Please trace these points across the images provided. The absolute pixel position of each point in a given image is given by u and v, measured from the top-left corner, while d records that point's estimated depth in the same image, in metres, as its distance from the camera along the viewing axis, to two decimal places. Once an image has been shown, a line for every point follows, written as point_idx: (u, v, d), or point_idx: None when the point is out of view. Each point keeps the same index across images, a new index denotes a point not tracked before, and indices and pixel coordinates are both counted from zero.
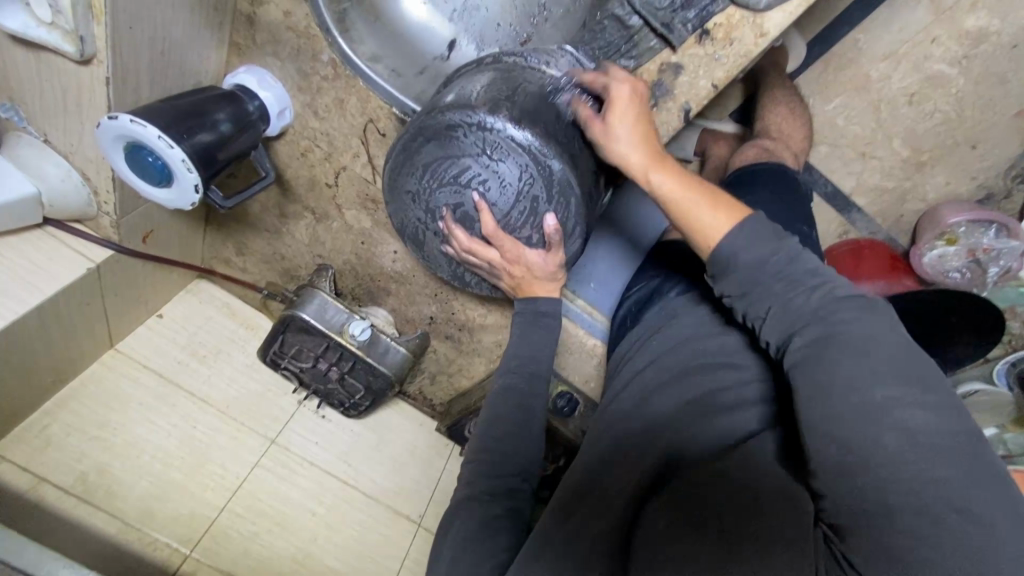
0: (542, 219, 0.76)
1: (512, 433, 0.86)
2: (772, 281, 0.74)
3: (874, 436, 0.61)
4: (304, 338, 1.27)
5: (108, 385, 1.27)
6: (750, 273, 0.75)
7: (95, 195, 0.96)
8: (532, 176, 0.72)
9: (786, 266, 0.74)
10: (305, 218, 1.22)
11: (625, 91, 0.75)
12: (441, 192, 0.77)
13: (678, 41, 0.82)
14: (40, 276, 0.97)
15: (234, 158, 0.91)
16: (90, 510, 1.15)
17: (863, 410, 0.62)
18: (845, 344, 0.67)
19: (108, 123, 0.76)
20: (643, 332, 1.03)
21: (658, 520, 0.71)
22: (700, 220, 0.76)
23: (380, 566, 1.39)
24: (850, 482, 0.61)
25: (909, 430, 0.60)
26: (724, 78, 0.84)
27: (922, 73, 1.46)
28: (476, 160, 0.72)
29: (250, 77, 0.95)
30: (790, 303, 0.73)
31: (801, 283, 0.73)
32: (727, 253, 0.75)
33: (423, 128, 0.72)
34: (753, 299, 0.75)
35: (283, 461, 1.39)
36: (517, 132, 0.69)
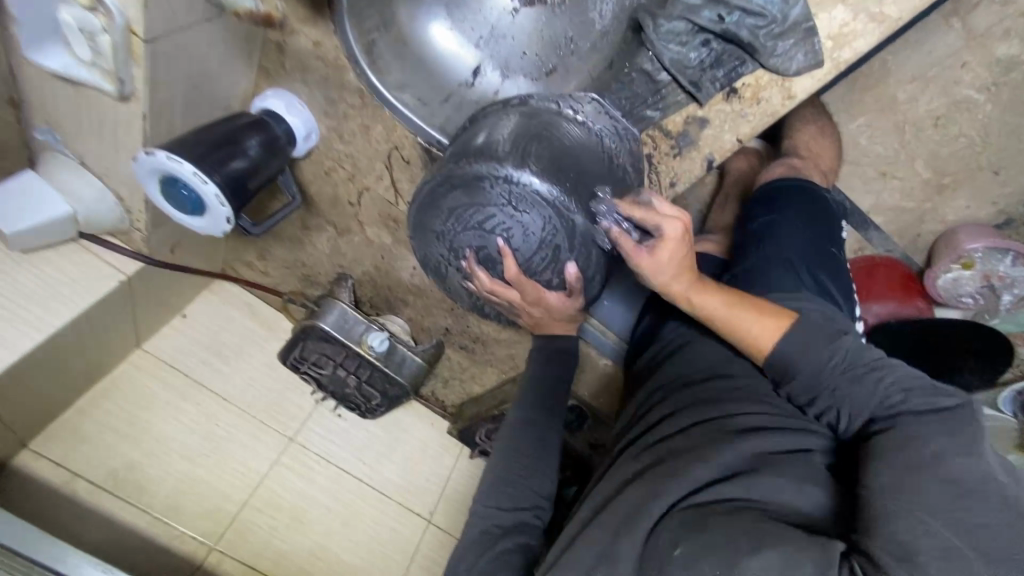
0: (563, 266, 0.77)
1: (532, 467, 0.90)
2: (846, 387, 0.82)
3: (919, 485, 0.65)
4: (323, 345, 1.31)
5: (135, 386, 1.32)
6: (810, 374, 0.85)
7: (128, 213, 0.99)
8: (555, 228, 0.73)
9: (847, 364, 0.84)
10: (327, 231, 1.25)
11: (678, 230, 0.73)
12: (465, 235, 0.79)
13: (705, 99, 0.84)
14: (75, 290, 1.01)
15: (264, 184, 0.93)
16: (121, 504, 1.21)
17: (913, 466, 0.67)
18: (911, 418, 0.74)
19: (145, 159, 0.79)
20: (670, 348, 1.07)
21: (671, 545, 0.72)
22: (751, 335, 0.89)
23: (392, 561, 1.46)
24: (893, 523, 0.64)
25: (953, 480, 0.65)
26: (749, 133, 0.86)
27: (949, 97, 1.44)
28: (500, 210, 0.74)
29: (278, 101, 0.96)
30: (859, 399, 0.81)
31: (871, 372, 0.81)
32: (781, 364, 0.87)
33: (450, 176, 0.74)
34: (806, 390, 0.85)
35: (300, 459, 1.45)
36: (544, 187, 0.71)
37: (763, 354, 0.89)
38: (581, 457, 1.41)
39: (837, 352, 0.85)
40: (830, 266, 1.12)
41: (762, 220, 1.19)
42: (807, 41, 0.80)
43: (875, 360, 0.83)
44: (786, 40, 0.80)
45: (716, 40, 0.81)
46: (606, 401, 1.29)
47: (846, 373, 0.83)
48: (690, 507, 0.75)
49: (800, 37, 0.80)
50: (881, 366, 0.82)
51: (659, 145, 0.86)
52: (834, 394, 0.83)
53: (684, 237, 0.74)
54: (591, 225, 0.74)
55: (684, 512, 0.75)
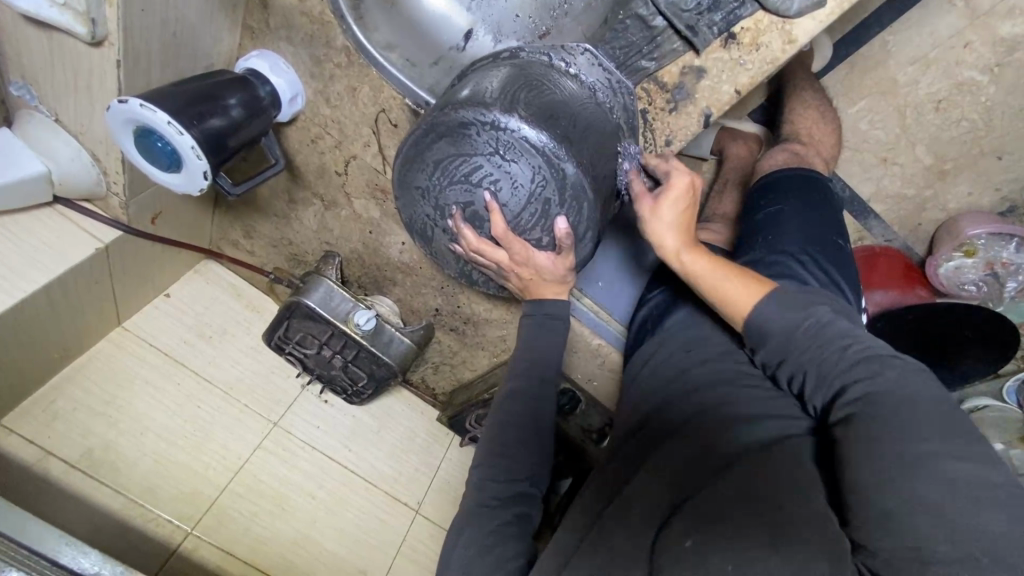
0: (553, 222, 0.74)
1: (526, 438, 0.87)
2: (811, 350, 0.77)
3: (912, 486, 0.60)
4: (308, 324, 1.27)
5: (113, 364, 1.28)
6: (782, 338, 0.79)
7: (104, 175, 0.95)
8: (545, 179, 0.70)
9: (819, 329, 0.78)
10: (314, 205, 1.21)
11: (683, 182, 0.84)
12: (451, 190, 0.75)
13: (701, 44, 0.82)
14: (49, 255, 0.97)
15: (246, 144, 0.90)
16: (96, 485, 1.17)
17: (901, 462, 0.62)
18: (875, 395, 0.69)
19: (118, 107, 0.75)
20: (669, 339, 1.01)
21: (683, 536, 0.70)
22: (728, 292, 0.84)
23: (377, 552, 1.41)
24: (889, 529, 0.59)
25: (950, 481, 0.59)
26: (748, 83, 0.84)
27: (951, 79, 1.42)
28: (488, 160, 0.71)
29: (262, 61, 0.94)
30: (826, 366, 0.76)
31: (836, 342, 0.76)
32: (759, 327, 0.81)
33: (435, 124, 0.71)
34: (790, 363, 0.79)
35: (284, 444, 1.40)
36: (533, 133, 0.68)
37: (742, 315, 0.82)
38: (575, 443, 1.35)
39: (812, 317, 0.79)
40: (832, 249, 1.08)
41: (766, 211, 1.14)
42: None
43: (850, 329, 0.77)
44: None
45: None
46: (601, 384, 1.29)
47: (817, 338, 0.78)
48: (698, 501, 0.73)
49: None
50: (851, 338, 0.76)
51: (654, 99, 0.86)
52: (803, 358, 0.78)
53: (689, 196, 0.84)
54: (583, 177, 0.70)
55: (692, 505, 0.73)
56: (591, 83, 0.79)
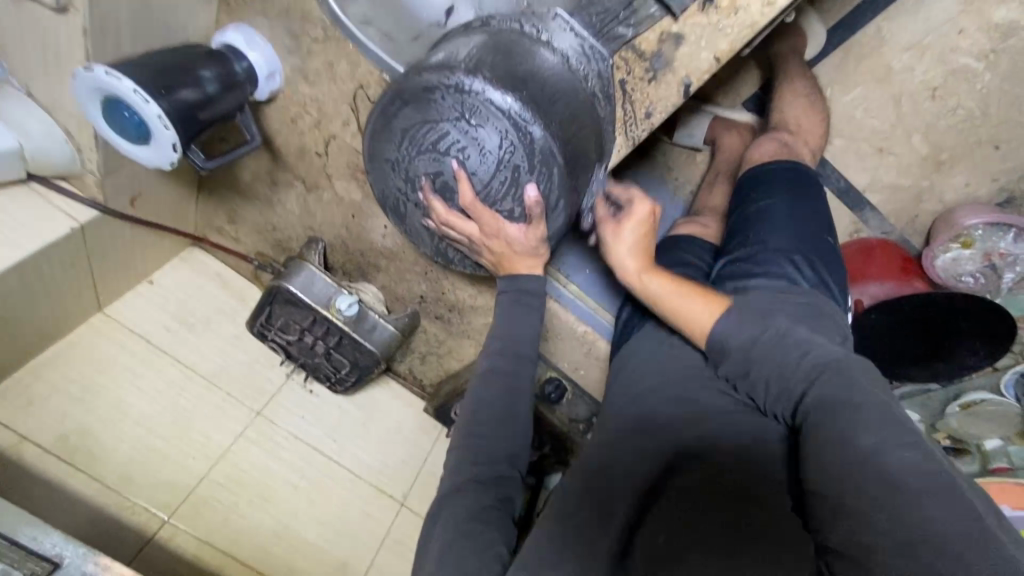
0: (522, 190, 0.73)
1: (500, 417, 0.85)
2: (769, 361, 0.81)
3: (864, 483, 0.64)
4: (290, 310, 1.25)
5: (93, 350, 1.26)
6: (745, 351, 0.83)
7: (80, 153, 0.95)
8: (513, 144, 0.69)
9: (785, 343, 0.81)
10: (296, 188, 1.20)
11: (643, 210, 0.92)
12: (420, 158, 0.74)
13: (678, 10, 0.80)
14: (22, 233, 0.96)
15: (219, 119, 0.88)
16: (70, 471, 1.14)
17: (857, 461, 0.66)
18: (829, 399, 0.73)
19: (83, 74, 0.74)
20: (649, 333, 1.01)
21: (657, 534, 0.77)
22: (696, 318, 0.87)
23: (361, 544, 1.38)
24: (839, 521, 0.64)
25: (895, 476, 0.63)
26: (727, 49, 0.82)
27: (947, 65, 1.39)
28: (455, 125, 0.70)
29: (238, 37, 0.93)
30: (785, 379, 0.79)
31: (794, 354, 0.79)
32: (720, 341, 0.85)
33: (401, 91, 0.71)
34: (753, 379, 0.82)
35: (266, 434, 1.38)
36: (499, 95, 0.67)
37: (700, 334, 0.87)
38: (563, 435, 1.32)
39: (772, 330, 0.83)
40: (822, 241, 1.06)
41: (756, 206, 1.11)
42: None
43: (805, 339, 0.81)
44: None
45: None
46: (587, 373, 1.26)
47: (777, 349, 0.81)
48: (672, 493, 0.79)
49: None
50: (821, 353, 0.78)
51: (633, 68, 0.82)
52: (769, 372, 0.80)
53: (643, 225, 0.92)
54: (551, 142, 0.70)
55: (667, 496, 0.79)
56: (566, 54, 0.74)
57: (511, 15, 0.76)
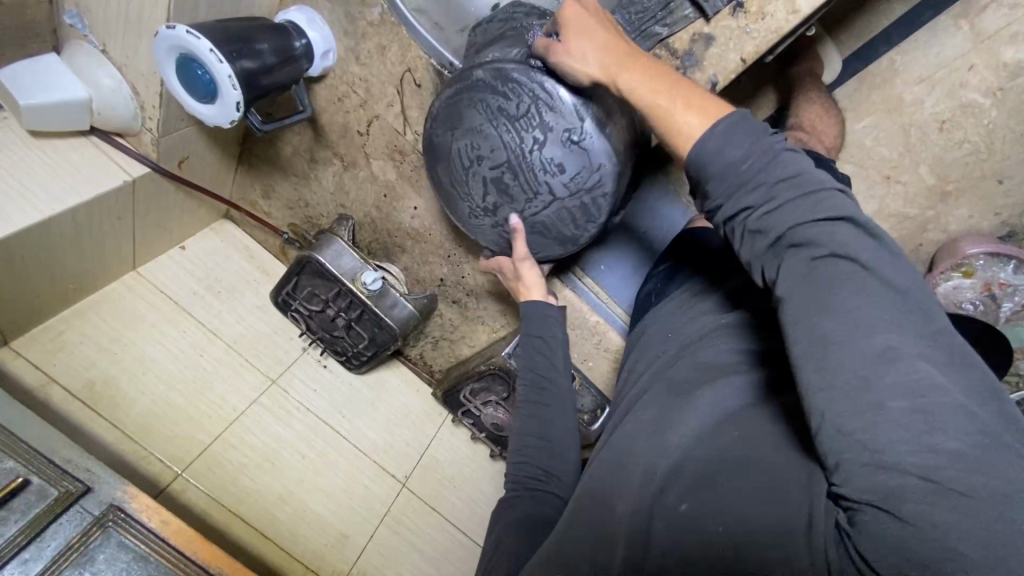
0: (520, 112, 0.77)
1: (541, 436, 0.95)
2: (757, 190, 0.66)
3: (875, 398, 0.55)
4: (316, 282, 1.31)
5: (124, 305, 1.32)
6: (731, 180, 0.67)
7: (141, 109, 1.01)
8: (486, 100, 0.78)
9: (764, 169, 0.66)
10: (333, 165, 1.27)
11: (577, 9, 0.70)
12: (472, 185, 0.85)
13: (711, 10, 0.83)
14: (80, 181, 1.02)
15: (276, 88, 0.96)
16: (92, 416, 1.18)
17: (868, 362, 0.56)
18: (841, 269, 0.60)
19: (166, 33, 0.81)
20: (669, 305, 1.01)
21: (679, 501, 0.68)
22: (679, 128, 0.69)
23: (361, 518, 1.40)
24: (853, 462, 0.55)
25: (914, 389, 0.54)
26: (754, 53, 0.85)
27: (955, 100, 1.47)
28: (457, 140, 0.82)
29: (300, 15, 1.00)
30: (781, 218, 0.64)
31: (786, 187, 0.65)
32: (703, 157, 0.67)
33: (426, 164, 0.90)
34: (736, 212, 0.67)
35: (280, 402, 1.42)
36: (449, 90, 0.81)
37: (693, 150, 0.68)
38: None
39: (759, 152, 0.66)
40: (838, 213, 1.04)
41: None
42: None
43: (799, 171, 0.66)
44: None
45: None
46: (596, 365, 1.32)
47: (764, 178, 0.66)
48: (694, 464, 0.70)
49: None
50: (806, 185, 0.64)
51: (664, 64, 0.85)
52: (750, 207, 0.66)
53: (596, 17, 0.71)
54: (492, 67, 0.77)
55: (685, 468, 0.70)
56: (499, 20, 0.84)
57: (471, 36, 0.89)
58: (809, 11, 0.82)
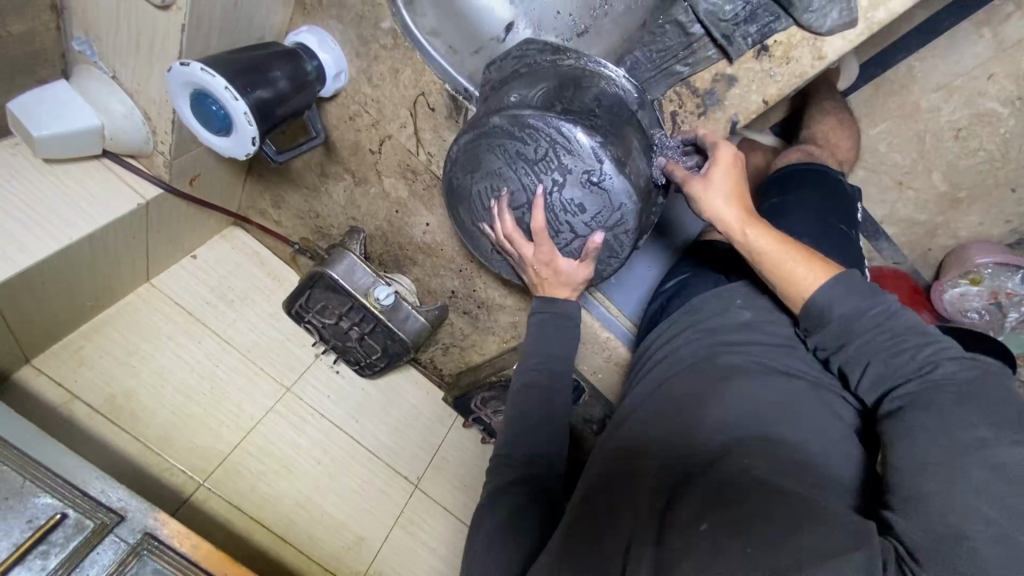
0: (537, 157, 0.74)
1: (534, 430, 0.91)
2: (875, 338, 0.77)
3: (960, 466, 0.60)
4: (329, 295, 1.33)
5: (140, 318, 1.33)
6: (845, 324, 0.79)
7: (153, 133, 1.00)
8: (501, 145, 0.76)
9: (886, 319, 0.77)
10: (344, 180, 1.26)
11: (728, 154, 0.85)
12: (493, 225, 0.86)
13: (735, 54, 0.86)
14: (93, 206, 1.02)
15: (289, 115, 0.95)
16: (115, 430, 1.21)
17: (958, 449, 0.61)
18: (945, 389, 0.68)
19: (179, 69, 0.80)
20: (673, 324, 1.05)
21: (696, 520, 0.68)
22: (796, 279, 0.84)
23: (375, 520, 1.45)
24: (923, 508, 0.60)
25: (1003, 466, 0.59)
26: (777, 94, 0.88)
27: (972, 108, 1.44)
28: (477, 183, 0.82)
29: (312, 37, 0.99)
30: (896, 363, 0.74)
31: (908, 341, 0.75)
32: (822, 308, 0.81)
33: (448, 202, 0.91)
34: (851, 354, 0.79)
35: (295, 409, 1.45)
36: (464, 135, 0.79)
37: (808, 299, 0.82)
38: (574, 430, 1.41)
39: (880, 306, 0.78)
40: (846, 240, 1.04)
41: (774, 200, 1.11)
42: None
43: (917, 325, 0.76)
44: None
45: None
46: (605, 376, 1.32)
47: (884, 330, 0.77)
48: (711, 483, 0.71)
49: None
50: (927, 336, 0.74)
51: (685, 102, 0.90)
52: (866, 347, 0.77)
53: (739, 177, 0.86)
54: (507, 113, 0.73)
55: (702, 487, 0.71)
56: (525, 53, 0.86)
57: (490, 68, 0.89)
58: (833, 59, 0.85)
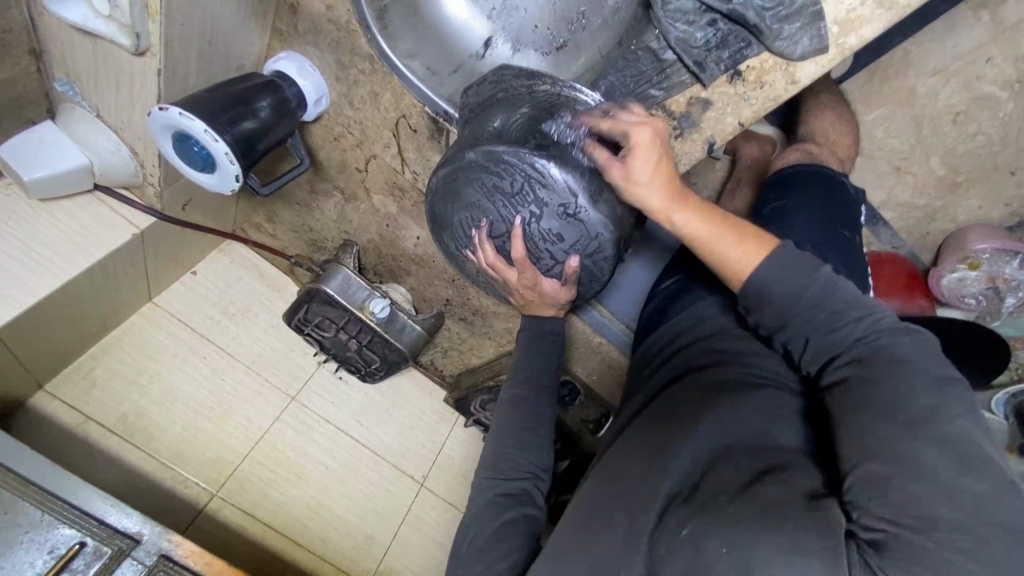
0: (514, 191, 0.79)
1: (528, 440, 0.93)
2: (814, 315, 0.74)
3: (938, 460, 0.58)
4: (326, 309, 1.35)
5: (145, 337, 1.37)
6: (784, 305, 0.75)
7: (141, 167, 1.02)
8: (479, 180, 0.80)
9: (824, 297, 0.73)
10: (334, 197, 1.27)
11: (646, 135, 0.73)
12: (475, 252, 0.91)
13: (709, 79, 0.87)
14: (90, 239, 1.05)
15: (273, 145, 0.97)
16: (130, 447, 1.27)
17: (938, 437, 0.60)
18: (886, 359, 0.67)
19: (159, 114, 0.83)
20: (670, 329, 1.04)
21: (681, 527, 0.66)
22: (732, 262, 0.77)
23: (384, 519, 1.50)
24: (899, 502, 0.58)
25: (973, 456, 0.58)
26: (752, 116, 0.89)
27: (970, 93, 1.40)
28: (459, 215, 0.87)
29: (290, 64, 0.99)
30: (830, 338, 0.73)
31: (846, 315, 0.72)
32: (761, 287, 0.76)
33: (431, 231, 0.95)
34: (790, 333, 0.76)
35: (302, 417, 1.49)
36: (442, 168, 0.83)
37: (743, 278, 0.77)
38: (571, 431, 1.42)
39: (818, 283, 0.74)
40: (846, 248, 1.03)
41: (773, 204, 1.10)
42: (813, 26, 0.82)
43: (856, 297, 0.74)
44: (793, 23, 0.82)
45: (722, 20, 0.84)
46: (599, 378, 1.36)
47: (822, 306, 0.74)
48: (699, 487, 0.69)
49: (805, 22, 0.82)
50: (862, 309, 0.72)
51: (663, 125, 0.90)
52: (804, 325, 0.74)
53: (656, 155, 0.74)
54: (482, 149, 0.78)
55: (692, 492, 0.69)
56: (500, 79, 0.87)
57: (468, 92, 0.90)
58: (806, 83, 0.86)
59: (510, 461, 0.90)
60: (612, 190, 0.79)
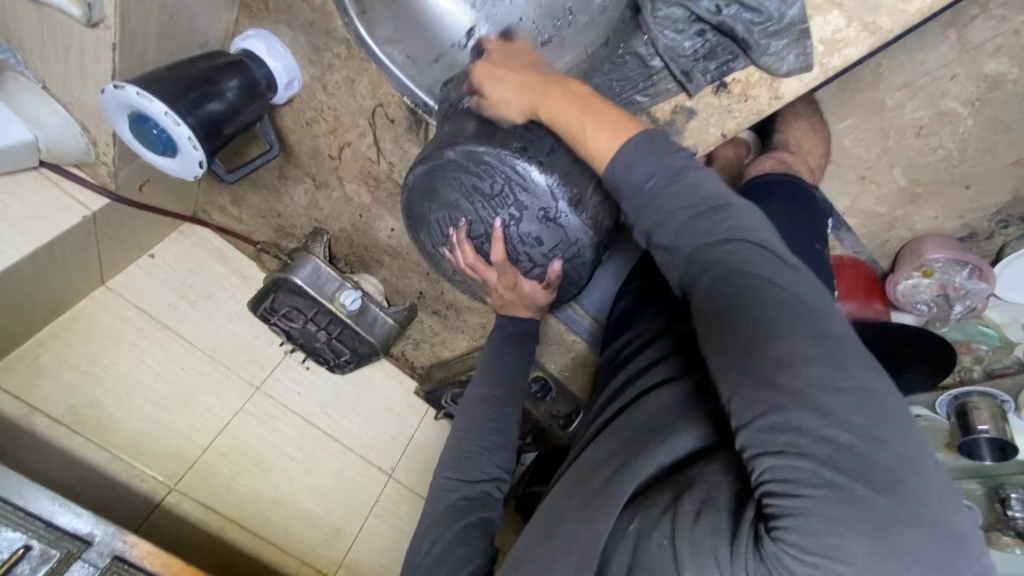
0: (494, 192, 0.79)
1: (498, 443, 0.92)
2: (672, 218, 0.70)
3: (794, 403, 0.56)
4: (294, 299, 1.30)
5: (97, 322, 1.29)
6: (648, 204, 0.71)
7: (94, 146, 0.96)
8: (458, 179, 0.80)
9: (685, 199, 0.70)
10: (304, 182, 1.22)
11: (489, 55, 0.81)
12: (453, 252, 0.90)
13: (694, 90, 0.87)
14: (37, 222, 0.98)
15: (241, 130, 0.92)
16: (79, 439, 1.20)
17: (770, 373, 0.58)
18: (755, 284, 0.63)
19: (114, 92, 0.78)
20: (645, 328, 1.03)
21: (628, 521, 0.67)
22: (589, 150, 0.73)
23: (351, 511, 1.48)
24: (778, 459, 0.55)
25: (819, 393, 0.56)
26: (734, 129, 0.91)
27: (934, 108, 1.44)
28: (438, 215, 0.86)
29: (259, 43, 0.94)
30: (692, 239, 0.69)
31: (702, 218, 0.69)
32: (618, 176, 0.72)
33: (408, 229, 0.94)
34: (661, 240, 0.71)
35: (266, 408, 1.44)
36: (420, 167, 0.82)
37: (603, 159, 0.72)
38: (543, 425, 1.43)
39: (675, 180, 0.70)
40: (817, 257, 1.06)
41: None
42: (800, 44, 0.83)
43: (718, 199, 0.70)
44: (781, 39, 0.83)
45: (712, 32, 0.83)
46: (572, 375, 1.36)
47: (682, 210, 0.70)
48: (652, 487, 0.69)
49: (793, 39, 0.83)
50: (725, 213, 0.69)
51: None
52: (670, 225, 0.70)
53: (506, 65, 0.79)
54: (462, 149, 0.78)
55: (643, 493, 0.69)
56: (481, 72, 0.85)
57: (450, 82, 0.88)
58: (790, 98, 0.88)
59: (476, 463, 0.90)
60: (493, 113, 0.79)
